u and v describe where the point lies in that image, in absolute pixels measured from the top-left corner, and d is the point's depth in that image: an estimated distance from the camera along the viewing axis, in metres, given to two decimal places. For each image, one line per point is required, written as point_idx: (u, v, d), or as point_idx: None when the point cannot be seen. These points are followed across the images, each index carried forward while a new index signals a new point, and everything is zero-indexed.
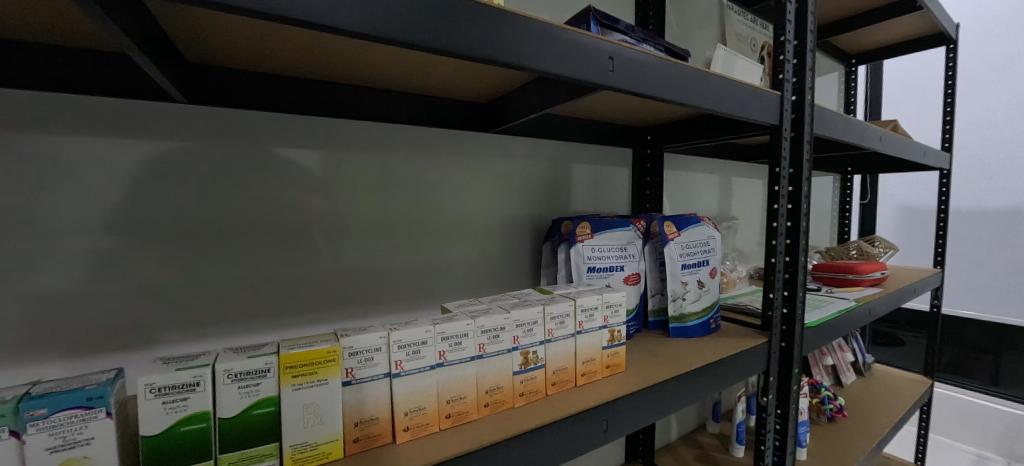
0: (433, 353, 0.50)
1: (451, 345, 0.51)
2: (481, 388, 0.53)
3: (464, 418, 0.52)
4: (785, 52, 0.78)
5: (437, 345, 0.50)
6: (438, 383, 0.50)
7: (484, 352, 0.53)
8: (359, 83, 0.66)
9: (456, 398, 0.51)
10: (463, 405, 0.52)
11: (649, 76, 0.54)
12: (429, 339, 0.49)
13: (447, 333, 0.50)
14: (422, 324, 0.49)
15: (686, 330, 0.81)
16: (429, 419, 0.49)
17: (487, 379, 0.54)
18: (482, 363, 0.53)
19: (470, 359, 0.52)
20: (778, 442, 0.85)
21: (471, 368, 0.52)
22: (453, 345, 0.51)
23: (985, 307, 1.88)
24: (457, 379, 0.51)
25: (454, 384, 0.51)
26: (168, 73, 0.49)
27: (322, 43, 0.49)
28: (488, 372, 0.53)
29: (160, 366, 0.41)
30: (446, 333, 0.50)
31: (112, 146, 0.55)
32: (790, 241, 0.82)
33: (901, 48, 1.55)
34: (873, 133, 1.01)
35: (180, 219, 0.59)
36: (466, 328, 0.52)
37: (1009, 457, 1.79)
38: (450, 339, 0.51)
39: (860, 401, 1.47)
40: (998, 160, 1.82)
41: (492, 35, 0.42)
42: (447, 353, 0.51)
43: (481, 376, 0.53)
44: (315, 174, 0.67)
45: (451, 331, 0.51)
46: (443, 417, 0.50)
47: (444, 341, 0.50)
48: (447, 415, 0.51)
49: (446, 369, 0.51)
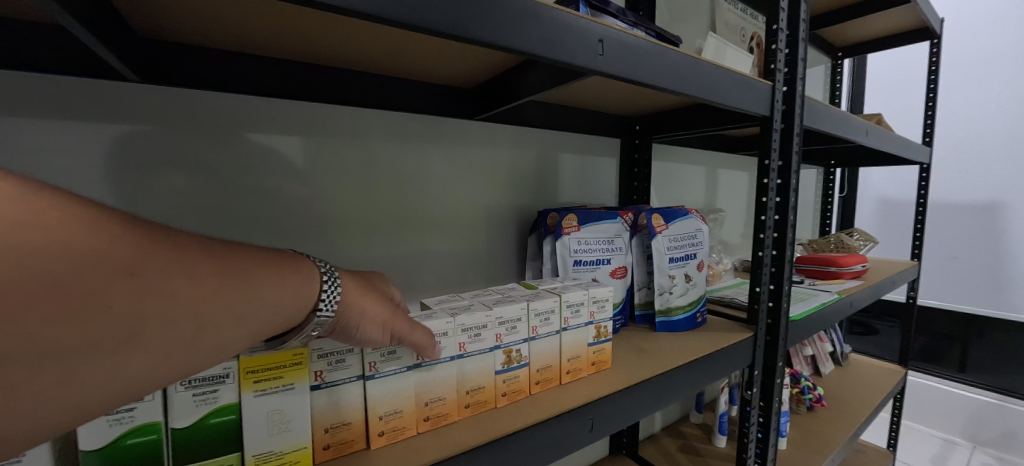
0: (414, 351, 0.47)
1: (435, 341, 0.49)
2: (462, 390, 0.51)
3: (445, 420, 0.50)
4: (778, 41, 0.75)
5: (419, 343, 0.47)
6: (416, 385, 0.48)
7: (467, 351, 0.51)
8: (334, 64, 0.62)
9: (436, 400, 0.49)
10: (443, 407, 0.49)
11: (640, 61, 0.51)
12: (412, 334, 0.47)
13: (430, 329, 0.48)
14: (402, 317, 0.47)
15: (672, 324, 0.80)
16: (407, 423, 0.47)
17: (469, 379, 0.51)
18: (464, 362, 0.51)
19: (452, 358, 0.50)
20: (761, 434, 0.85)
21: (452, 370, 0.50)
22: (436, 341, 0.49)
23: (957, 299, 1.93)
24: (436, 380, 0.49)
25: (433, 386, 0.49)
26: (120, 51, 0.45)
27: (294, 19, 0.46)
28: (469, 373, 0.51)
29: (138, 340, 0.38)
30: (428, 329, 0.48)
31: (62, 129, 0.51)
32: (778, 235, 0.81)
33: (886, 42, 1.55)
34: (860, 126, 1.00)
35: (141, 209, 0.55)
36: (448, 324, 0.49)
37: (975, 441, 1.86)
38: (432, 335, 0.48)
39: (838, 390, 1.50)
40: (976, 154, 1.85)
41: (472, 14, 0.39)
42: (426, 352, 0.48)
43: (463, 377, 0.51)
44: (289, 162, 0.63)
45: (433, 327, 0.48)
46: (422, 420, 0.48)
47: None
48: (426, 416, 0.49)
49: (428, 369, 0.48)
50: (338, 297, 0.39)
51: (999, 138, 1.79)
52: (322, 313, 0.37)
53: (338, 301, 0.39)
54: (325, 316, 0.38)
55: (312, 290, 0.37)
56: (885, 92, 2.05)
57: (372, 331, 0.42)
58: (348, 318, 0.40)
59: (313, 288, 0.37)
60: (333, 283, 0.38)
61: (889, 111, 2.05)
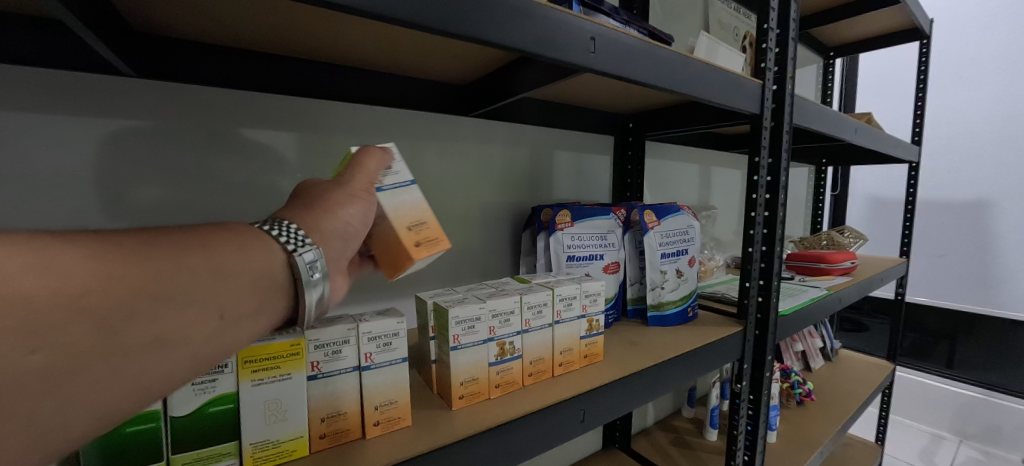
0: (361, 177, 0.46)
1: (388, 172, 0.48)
2: (431, 219, 0.47)
3: (435, 242, 0.45)
4: (767, 40, 0.77)
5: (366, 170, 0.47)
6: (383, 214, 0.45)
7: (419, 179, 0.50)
8: (330, 60, 0.63)
9: (411, 222, 0.46)
10: (422, 229, 0.46)
11: (631, 59, 0.52)
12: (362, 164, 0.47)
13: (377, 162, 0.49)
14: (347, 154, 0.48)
15: (664, 318, 0.81)
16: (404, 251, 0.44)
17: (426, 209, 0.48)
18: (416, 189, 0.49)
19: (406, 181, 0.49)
20: (750, 427, 0.87)
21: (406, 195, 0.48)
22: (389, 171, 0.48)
23: (943, 295, 1.97)
24: (399, 207, 0.46)
25: (400, 211, 0.46)
26: (116, 46, 0.46)
27: (289, 14, 0.46)
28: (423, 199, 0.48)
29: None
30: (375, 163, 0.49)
31: (59, 124, 0.51)
32: (767, 231, 0.83)
33: (876, 42, 1.57)
34: (849, 125, 1.02)
35: (139, 204, 0.55)
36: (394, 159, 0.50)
37: (961, 435, 1.90)
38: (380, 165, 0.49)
39: (827, 385, 1.52)
40: (965, 153, 1.88)
41: (465, 11, 0.40)
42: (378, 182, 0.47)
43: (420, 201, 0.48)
44: (285, 158, 0.64)
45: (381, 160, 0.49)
46: (415, 242, 0.44)
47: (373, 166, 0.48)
48: (416, 238, 0.45)
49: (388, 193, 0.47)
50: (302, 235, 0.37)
51: (986, 138, 1.82)
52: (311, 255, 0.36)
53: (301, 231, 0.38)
54: (308, 261, 0.36)
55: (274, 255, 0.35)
56: (875, 92, 2.08)
57: (350, 216, 0.42)
58: (329, 227, 0.40)
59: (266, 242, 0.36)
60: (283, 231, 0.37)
61: (879, 111, 2.08)
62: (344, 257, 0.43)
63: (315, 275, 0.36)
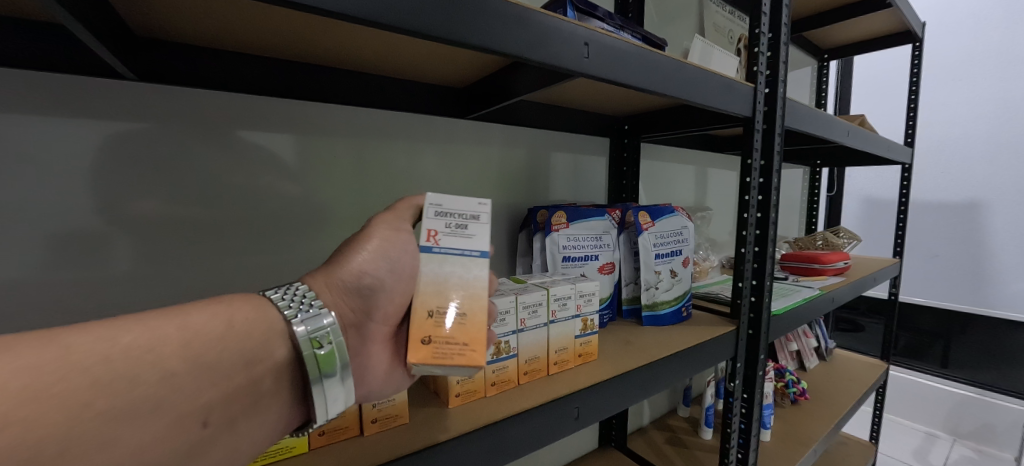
0: (425, 232, 0.47)
1: (458, 227, 0.48)
2: (472, 318, 0.45)
3: (452, 355, 0.43)
4: (760, 44, 0.78)
5: (434, 222, 0.47)
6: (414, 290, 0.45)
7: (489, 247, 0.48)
8: (328, 63, 0.64)
9: (444, 309, 0.45)
10: (453, 331, 0.44)
11: (625, 64, 0.53)
12: (432, 214, 0.48)
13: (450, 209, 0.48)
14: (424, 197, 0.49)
15: (658, 318, 0.82)
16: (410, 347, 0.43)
17: (479, 300, 0.46)
18: (478, 260, 0.47)
19: (471, 243, 0.47)
20: (744, 425, 0.88)
21: (459, 272, 0.46)
22: (459, 226, 0.48)
23: (936, 295, 1.99)
24: (441, 287, 0.46)
25: (440, 294, 0.45)
26: (118, 50, 0.47)
27: (288, 21, 0.47)
28: (482, 283, 0.47)
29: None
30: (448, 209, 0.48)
31: (62, 126, 0.52)
32: (759, 232, 0.84)
33: (870, 45, 1.59)
34: (842, 127, 1.03)
35: (139, 204, 0.56)
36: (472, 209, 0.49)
37: (955, 434, 1.92)
38: (452, 216, 0.48)
39: (822, 384, 1.54)
40: (958, 155, 1.90)
41: (461, 19, 0.41)
42: (441, 240, 0.47)
43: (477, 285, 0.46)
44: (284, 159, 0.65)
45: (460, 208, 0.49)
46: (432, 346, 0.43)
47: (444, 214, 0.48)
48: (438, 341, 0.43)
49: (445, 257, 0.46)
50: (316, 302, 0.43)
51: (978, 139, 1.84)
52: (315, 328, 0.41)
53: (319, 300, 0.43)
54: (305, 330, 0.40)
55: (278, 322, 0.41)
56: (870, 94, 2.10)
57: (382, 278, 0.46)
58: (346, 293, 0.45)
59: (271, 316, 0.41)
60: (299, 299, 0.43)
61: (873, 113, 2.10)
62: (388, 319, 0.48)
63: (319, 348, 0.41)
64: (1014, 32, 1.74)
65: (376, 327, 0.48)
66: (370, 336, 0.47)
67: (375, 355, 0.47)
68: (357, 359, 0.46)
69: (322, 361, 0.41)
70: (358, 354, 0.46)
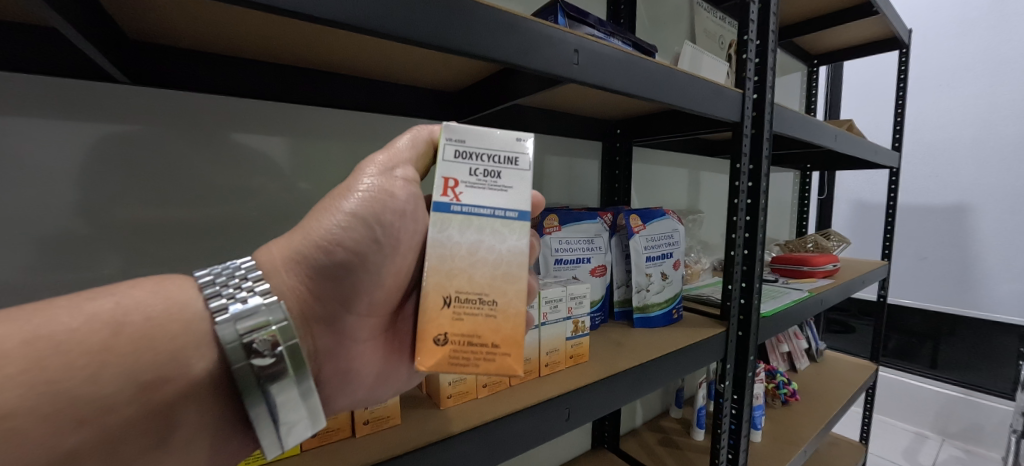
0: (442, 182, 0.43)
1: (486, 176, 0.44)
2: (504, 318, 0.42)
3: (471, 358, 0.41)
4: (748, 50, 0.79)
5: (457, 170, 0.43)
6: (428, 275, 0.41)
7: (522, 206, 0.43)
8: (321, 68, 0.64)
9: (469, 300, 0.42)
10: (478, 330, 0.42)
11: (614, 70, 0.54)
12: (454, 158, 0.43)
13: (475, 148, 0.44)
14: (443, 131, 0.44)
15: (649, 320, 0.83)
16: (425, 348, 0.41)
17: (514, 291, 0.43)
18: (508, 225, 0.43)
19: (500, 198, 0.43)
20: (734, 425, 0.89)
21: (487, 248, 0.43)
22: (487, 176, 0.44)
23: (924, 297, 2.02)
24: (465, 270, 0.42)
25: (463, 280, 0.42)
26: (110, 54, 0.47)
27: (280, 26, 0.48)
28: (516, 265, 0.43)
29: (146, 306, 0.41)
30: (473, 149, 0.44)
31: (55, 129, 0.52)
32: (749, 235, 0.85)
33: (858, 51, 1.61)
34: (829, 132, 1.05)
35: (131, 206, 0.56)
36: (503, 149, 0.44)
37: (943, 434, 1.94)
38: (478, 159, 0.44)
39: (812, 385, 1.56)
40: (944, 159, 1.94)
41: (452, 26, 0.42)
42: (463, 194, 0.43)
43: (514, 266, 0.43)
44: (277, 162, 0.65)
45: (486, 148, 0.44)
46: (451, 348, 0.41)
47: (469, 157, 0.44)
48: (459, 343, 0.41)
49: (469, 218, 0.42)
50: (258, 299, 0.41)
51: (964, 144, 1.88)
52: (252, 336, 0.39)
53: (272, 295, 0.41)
54: (232, 337, 0.38)
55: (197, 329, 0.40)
56: (859, 99, 2.13)
57: (356, 269, 0.44)
58: (321, 285, 0.44)
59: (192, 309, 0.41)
60: (248, 291, 0.41)
61: (862, 118, 2.13)
62: (373, 311, 0.46)
63: (252, 358, 0.38)
64: (998, 40, 1.77)
65: (357, 320, 0.46)
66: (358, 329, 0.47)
67: (360, 347, 0.47)
68: (340, 354, 0.47)
69: (260, 371, 0.38)
70: (342, 348, 0.47)
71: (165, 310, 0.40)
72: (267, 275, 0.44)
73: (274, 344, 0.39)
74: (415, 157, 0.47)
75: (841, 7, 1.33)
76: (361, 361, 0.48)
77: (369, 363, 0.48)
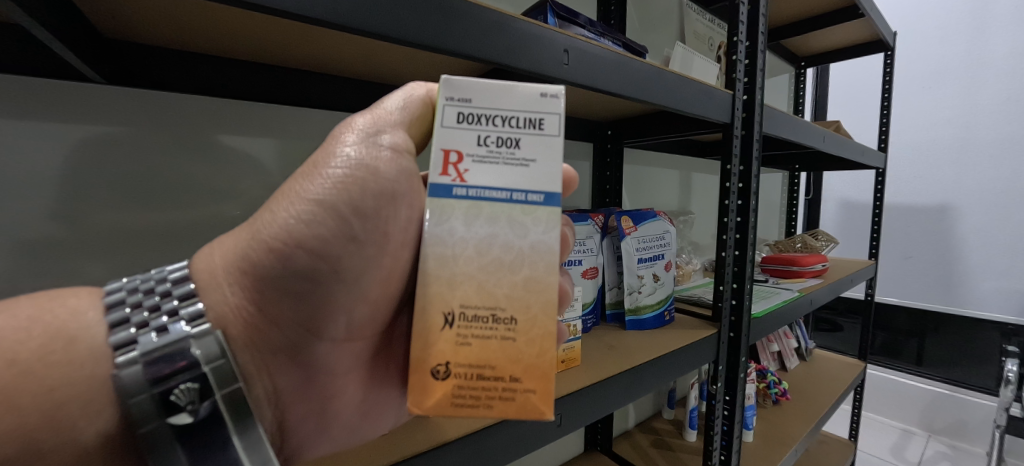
0: (440, 154, 0.41)
1: (498, 146, 0.42)
2: (526, 342, 0.41)
3: (477, 394, 0.40)
4: (737, 52, 0.80)
5: (464, 141, 0.41)
6: (428, 292, 0.40)
7: (548, 189, 0.42)
8: (308, 67, 0.63)
9: (480, 320, 0.40)
10: (493, 360, 0.40)
11: (604, 70, 0.54)
12: (458, 125, 0.42)
13: (482, 112, 0.42)
14: (443, 91, 0.42)
15: (641, 322, 0.83)
16: (430, 382, 0.40)
17: (538, 304, 0.41)
18: (529, 212, 0.41)
19: (515, 173, 0.42)
20: (726, 427, 0.88)
21: (504, 245, 0.41)
22: (500, 145, 0.42)
23: (907, 295, 2.06)
24: (474, 278, 0.41)
25: (473, 291, 0.41)
26: (83, 53, 0.45)
27: (258, 23, 0.46)
28: (538, 274, 0.42)
29: (94, 322, 0.39)
30: (479, 112, 0.42)
31: (32, 130, 0.50)
32: (739, 236, 0.85)
33: (846, 52, 1.62)
34: (817, 133, 1.06)
35: (111, 210, 0.54)
36: (516, 111, 0.42)
37: (930, 430, 1.97)
38: (484, 124, 0.42)
39: (803, 385, 1.56)
40: (928, 158, 1.97)
41: (439, 22, 0.41)
42: (468, 173, 0.41)
43: (534, 277, 0.42)
44: (265, 164, 0.64)
45: (489, 108, 0.42)
46: (456, 383, 0.40)
47: (475, 122, 0.42)
48: (465, 377, 0.40)
49: (477, 202, 0.41)
50: (183, 330, 0.39)
51: (948, 143, 1.91)
52: (171, 387, 0.36)
53: (201, 325, 0.40)
54: (138, 388, 0.36)
55: (101, 366, 0.38)
56: (845, 101, 2.16)
57: (326, 282, 0.41)
58: (280, 309, 0.42)
59: (90, 339, 0.39)
60: (173, 315, 0.39)
61: (848, 119, 2.16)
62: (351, 335, 0.45)
63: (169, 415, 0.36)
64: (980, 42, 1.80)
65: (325, 346, 0.44)
66: (336, 363, 0.46)
67: (341, 374, 0.47)
68: (312, 382, 0.46)
69: (179, 430, 0.36)
70: (316, 376, 0.46)
71: (45, 354, 0.37)
72: (201, 291, 0.42)
73: (202, 398, 0.37)
74: (409, 119, 0.44)
75: (827, 9, 1.34)
76: (342, 398, 0.48)
77: (352, 397, 0.49)
